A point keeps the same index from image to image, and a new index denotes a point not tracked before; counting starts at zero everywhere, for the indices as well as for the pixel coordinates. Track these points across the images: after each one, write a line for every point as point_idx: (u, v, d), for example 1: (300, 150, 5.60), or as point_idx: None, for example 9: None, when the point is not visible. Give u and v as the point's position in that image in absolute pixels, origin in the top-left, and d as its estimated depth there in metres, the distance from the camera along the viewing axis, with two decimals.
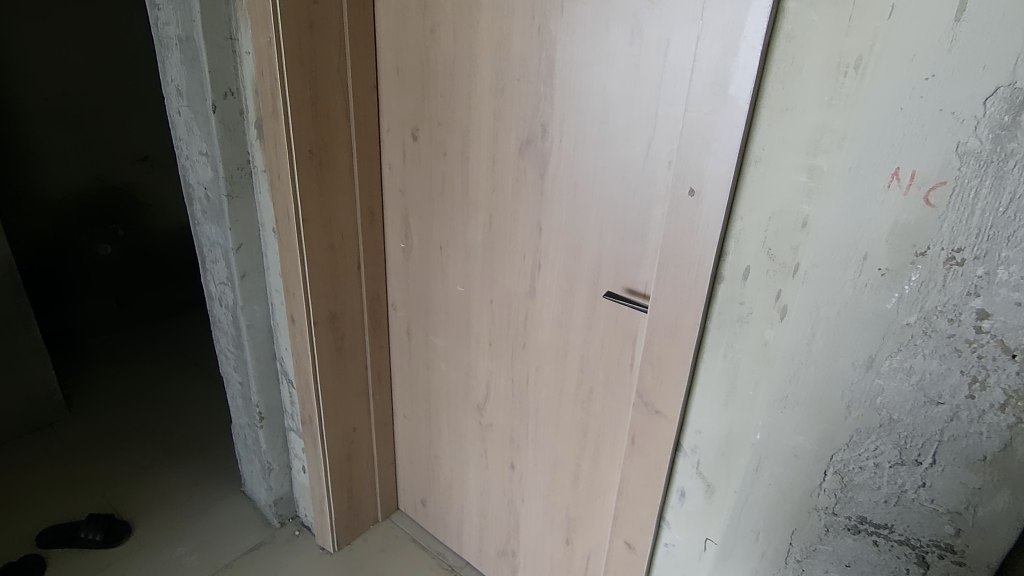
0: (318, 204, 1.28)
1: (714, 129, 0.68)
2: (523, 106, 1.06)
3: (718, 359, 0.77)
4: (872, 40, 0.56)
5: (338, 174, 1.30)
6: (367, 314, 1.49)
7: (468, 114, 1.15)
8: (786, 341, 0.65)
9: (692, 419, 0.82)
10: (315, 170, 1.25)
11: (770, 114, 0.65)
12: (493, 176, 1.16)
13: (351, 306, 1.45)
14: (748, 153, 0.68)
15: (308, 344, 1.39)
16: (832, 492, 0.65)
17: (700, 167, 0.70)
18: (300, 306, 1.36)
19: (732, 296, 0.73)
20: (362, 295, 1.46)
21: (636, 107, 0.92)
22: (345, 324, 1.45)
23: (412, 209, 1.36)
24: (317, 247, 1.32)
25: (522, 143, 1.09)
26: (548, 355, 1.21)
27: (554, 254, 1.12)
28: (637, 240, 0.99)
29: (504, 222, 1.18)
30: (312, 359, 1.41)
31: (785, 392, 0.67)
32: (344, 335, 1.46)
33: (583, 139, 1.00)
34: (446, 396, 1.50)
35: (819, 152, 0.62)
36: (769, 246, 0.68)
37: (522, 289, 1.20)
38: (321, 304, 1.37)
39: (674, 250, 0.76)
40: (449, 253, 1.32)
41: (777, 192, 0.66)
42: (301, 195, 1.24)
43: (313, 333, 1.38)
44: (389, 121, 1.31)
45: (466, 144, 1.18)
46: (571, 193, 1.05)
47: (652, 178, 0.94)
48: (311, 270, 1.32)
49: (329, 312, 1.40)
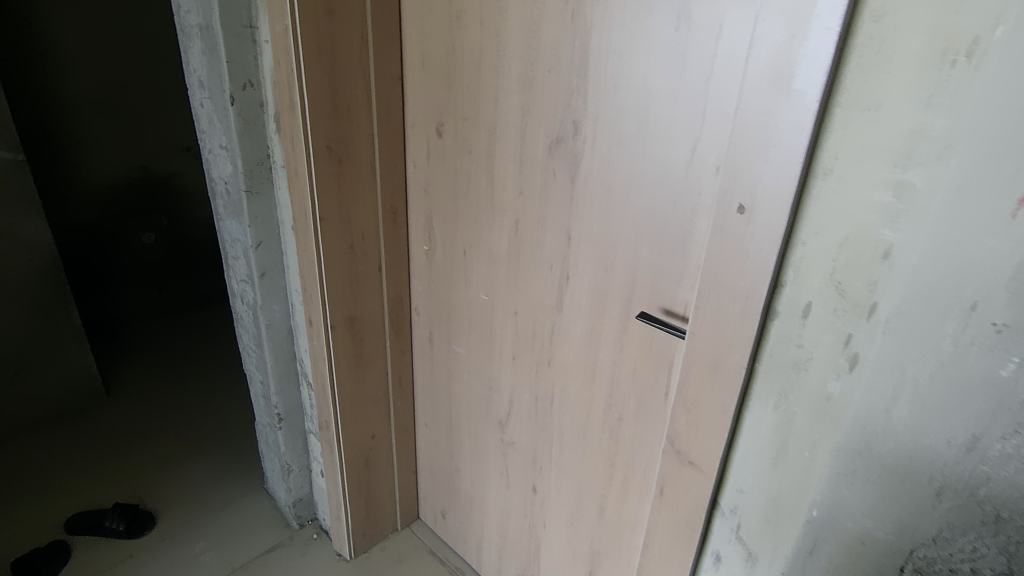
0: (336, 203, 1.21)
1: (772, 132, 0.56)
2: (553, 101, 0.95)
3: (768, 410, 0.65)
4: (994, 19, 0.44)
5: (359, 172, 1.23)
6: (388, 319, 1.42)
7: (495, 108, 1.05)
8: (859, 401, 0.57)
9: (733, 474, 0.70)
10: (334, 166, 1.18)
11: (847, 113, 0.52)
12: (519, 176, 1.06)
13: (372, 310, 1.38)
14: (815, 162, 0.55)
15: (326, 348, 1.33)
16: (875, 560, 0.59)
17: (753, 178, 0.58)
18: (317, 308, 1.29)
19: (787, 338, 0.61)
20: (383, 298, 1.39)
21: (683, 102, 0.80)
22: (364, 328, 1.38)
23: (436, 210, 1.27)
24: (336, 248, 1.25)
25: (551, 142, 0.98)
26: (574, 375, 1.11)
27: (584, 265, 1.01)
28: (679, 256, 0.87)
29: (532, 229, 1.07)
30: (328, 365, 1.35)
31: (852, 464, 0.59)
32: (364, 339, 1.40)
33: (620, 138, 0.88)
34: (467, 408, 1.42)
35: (911, 164, 0.49)
36: (838, 280, 0.56)
37: (548, 302, 1.10)
38: (339, 307, 1.31)
39: (717, 276, 0.64)
40: (472, 259, 1.23)
41: (853, 213, 0.54)
42: (317, 194, 1.18)
43: (330, 337, 1.32)
44: (414, 115, 1.23)
45: (492, 141, 1.08)
46: (604, 199, 0.94)
47: (696, 186, 0.82)
48: (328, 272, 1.26)
49: (347, 315, 1.33)
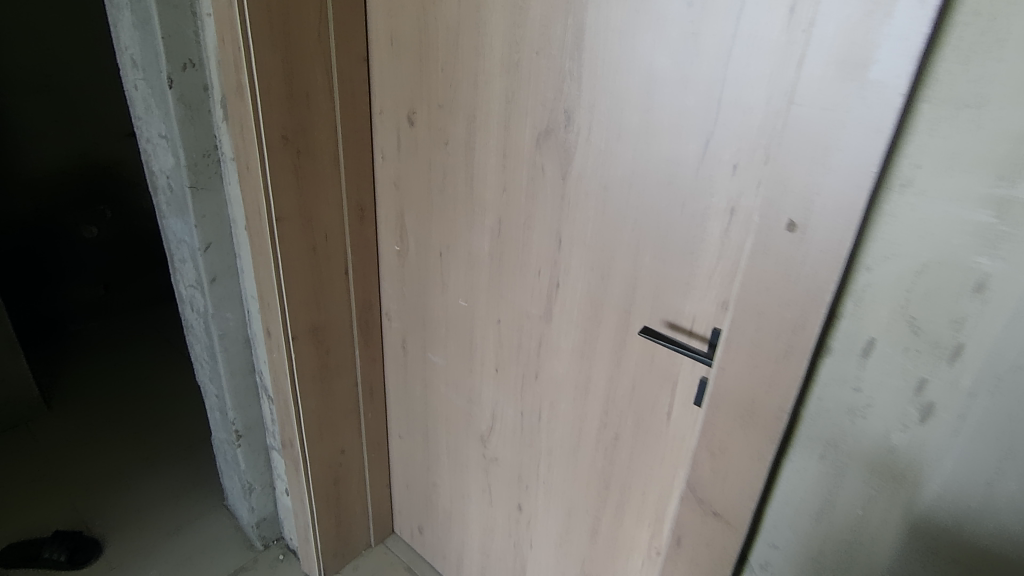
0: (294, 201, 1.08)
1: (838, 135, 0.52)
2: (542, 87, 0.84)
3: (815, 454, 0.63)
4: None
5: (321, 166, 1.09)
6: (356, 326, 1.30)
7: (475, 95, 0.93)
8: (939, 446, 0.54)
9: (775, 505, 0.68)
10: (291, 160, 1.04)
11: (927, 138, 0.49)
12: (503, 172, 0.95)
13: (338, 317, 1.25)
14: (883, 192, 0.52)
15: (288, 361, 1.21)
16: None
17: (812, 181, 0.54)
18: (277, 318, 1.16)
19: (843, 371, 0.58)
20: (351, 303, 1.27)
21: (695, 91, 0.69)
22: (330, 338, 1.26)
23: (408, 207, 1.15)
24: (296, 251, 1.12)
25: (540, 134, 0.87)
26: (565, 390, 1.01)
27: (577, 272, 0.91)
28: (686, 265, 0.78)
29: (517, 232, 0.97)
30: (291, 378, 1.23)
31: (928, 509, 0.57)
32: (330, 349, 1.27)
33: (621, 131, 0.78)
34: (445, 421, 1.31)
35: (1006, 194, 0.46)
36: (908, 315, 0.53)
37: (536, 311, 1.00)
38: (301, 316, 1.18)
39: (771, 293, 0.60)
40: (450, 262, 1.11)
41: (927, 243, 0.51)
42: (273, 192, 1.04)
43: (292, 349, 1.19)
44: (382, 102, 1.09)
45: (471, 133, 0.96)
46: (601, 200, 0.83)
47: (709, 187, 0.72)
48: (288, 279, 1.13)
49: (311, 324, 1.21)
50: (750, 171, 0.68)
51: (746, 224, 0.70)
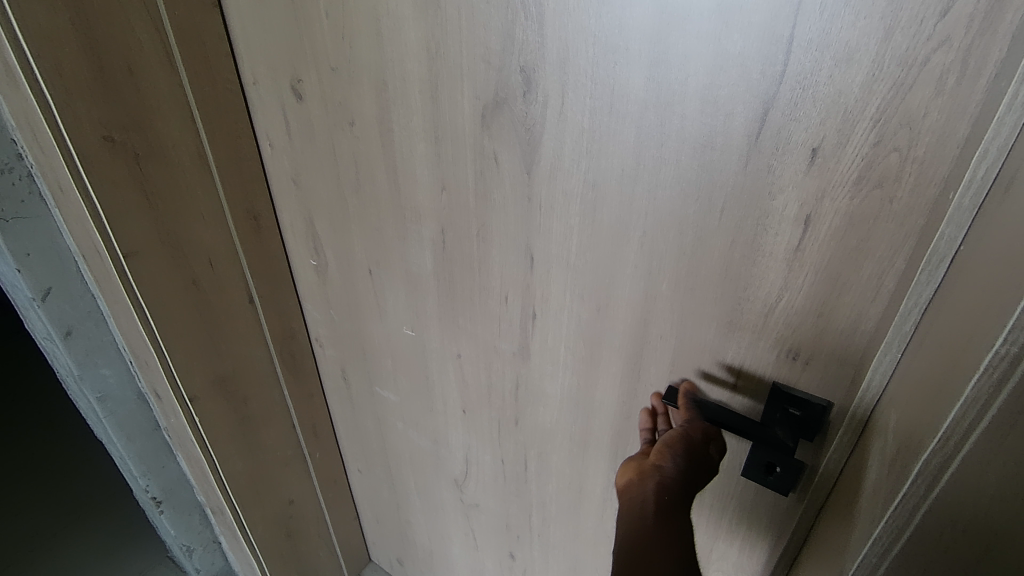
0: (148, 222, 0.80)
1: None
2: (482, 34, 0.53)
3: None
4: None
5: (179, 170, 0.81)
6: (277, 359, 1.03)
7: (383, 53, 0.61)
8: None
9: None
10: (126, 169, 0.76)
11: None
12: (438, 165, 0.65)
13: (250, 358, 0.99)
14: None
15: (190, 425, 0.94)
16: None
17: None
18: (161, 377, 0.90)
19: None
20: (263, 333, 0.99)
21: (746, 27, 0.41)
22: (243, 384, 1.00)
23: (316, 211, 0.84)
24: (165, 290, 0.85)
25: (485, 108, 0.57)
26: (557, 441, 0.77)
27: (561, 301, 0.64)
28: (727, 297, 0.52)
29: (470, 247, 0.68)
30: (200, 445, 0.96)
31: None
32: (247, 397, 1.01)
33: (617, 97, 0.48)
34: (410, 461, 1.06)
35: None
36: None
37: (508, 347, 0.73)
38: (195, 368, 0.91)
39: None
40: (383, 282, 0.82)
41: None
42: (107, 217, 0.76)
43: (192, 411, 0.93)
44: (254, 65, 0.75)
45: (386, 109, 0.65)
46: (588, 204, 0.55)
47: (766, 184, 0.45)
48: (162, 327, 0.85)
49: (213, 376, 0.95)
50: (844, 157, 0.41)
51: (830, 241, 0.44)
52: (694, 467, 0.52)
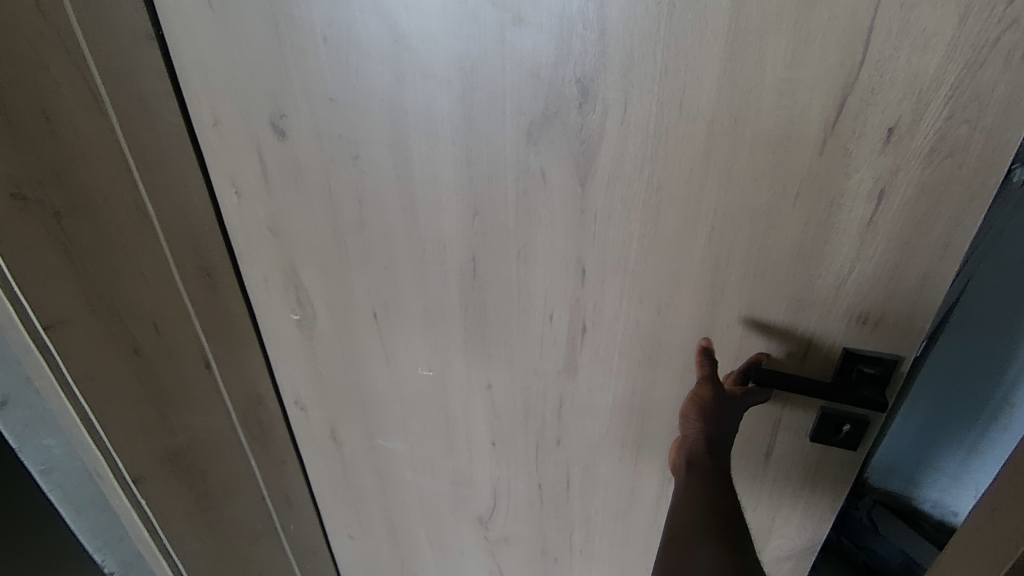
0: (75, 278, 0.64)
1: None
2: (530, 45, 0.51)
3: None
4: None
5: (109, 215, 0.67)
6: (244, 431, 0.91)
7: (401, 78, 0.57)
8: None
9: None
10: (40, 215, 0.60)
11: None
12: (470, 189, 0.61)
13: (212, 429, 0.85)
14: None
15: (135, 509, 0.76)
16: (879, 495, 1.07)
17: None
18: (97, 465, 0.72)
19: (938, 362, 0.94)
20: (225, 404, 0.87)
21: (826, 22, 0.43)
22: (203, 456, 0.85)
23: (302, 259, 0.75)
24: (100, 363, 0.69)
25: (533, 123, 0.55)
26: (605, 451, 0.76)
27: (617, 310, 0.64)
28: (798, 276, 0.55)
29: (506, 269, 0.65)
30: (150, 533, 0.78)
31: None
32: (210, 472, 0.86)
33: (687, 97, 0.49)
34: (420, 511, 0.99)
35: None
36: None
37: (551, 365, 0.71)
38: (142, 449, 0.75)
39: None
40: (392, 322, 0.76)
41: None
42: (17, 276, 0.59)
43: (138, 494, 0.75)
44: (217, 105, 0.66)
45: (403, 136, 0.60)
46: (651, 207, 0.56)
47: (842, 165, 0.48)
48: (99, 406, 0.69)
49: (167, 451, 0.79)
50: (918, 133, 0.45)
51: (903, 210, 0.49)
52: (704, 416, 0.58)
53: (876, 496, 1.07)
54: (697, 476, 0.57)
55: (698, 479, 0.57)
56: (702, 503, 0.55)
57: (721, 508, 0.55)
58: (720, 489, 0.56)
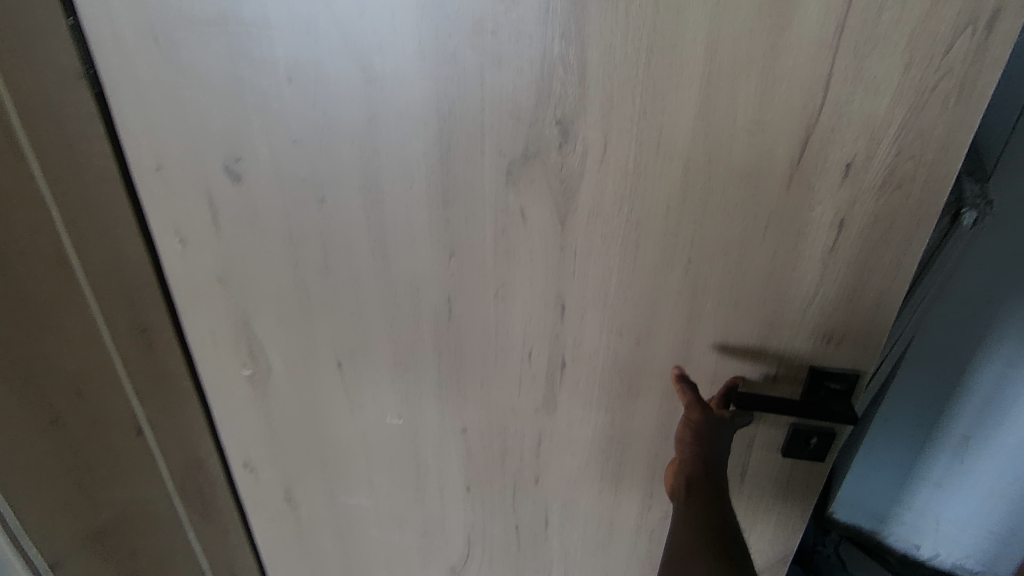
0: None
1: None
2: (510, 87, 0.52)
3: None
4: None
5: (25, 270, 0.57)
6: (184, 501, 0.82)
7: (373, 120, 0.55)
8: None
9: None
10: None
11: None
12: (447, 230, 0.60)
13: (148, 501, 0.76)
14: None
15: None
16: (844, 529, 1.17)
17: None
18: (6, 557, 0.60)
19: (908, 406, 1.00)
20: (163, 473, 0.78)
21: (791, 69, 0.47)
22: (136, 533, 0.74)
23: (257, 309, 0.70)
24: (11, 439, 0.58)
25: (513, 163, 0.55)
26: (584, 485, 0.76)
27: (596, 343, 0.64)
28: (769, 302, 0.58)
29: (484, 309, 0.64)
30: None
31: None
32: (143, 553, 0.76)
33: (664, 138, 0.52)
34: (386, 568, 0.93)
35: None
36: None
37: (530, 403, 0.70)
38: (62, 531, 0.65)
39: None
40: (358, 370, 0.72)
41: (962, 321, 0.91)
42: None
43: None
44: (160, 148, 0.61)
45: (375, 178, 0.58)
46: (630, 242, 0.57)
47: (807, 198, 0.52)
48: (11, 487, 0.59)
49: (92, 532, 0.68)
50: (872, 168, 0.50)
51: (860, 237, 0.53)
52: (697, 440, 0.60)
53: (841, 530, 1.17)
54: (695, 498, 0.59)
55: (700, 500, 0.58)
56: (703, 522, 0.56)
57: (729, 528, 0.57)
58: (718, 508, 0.58)
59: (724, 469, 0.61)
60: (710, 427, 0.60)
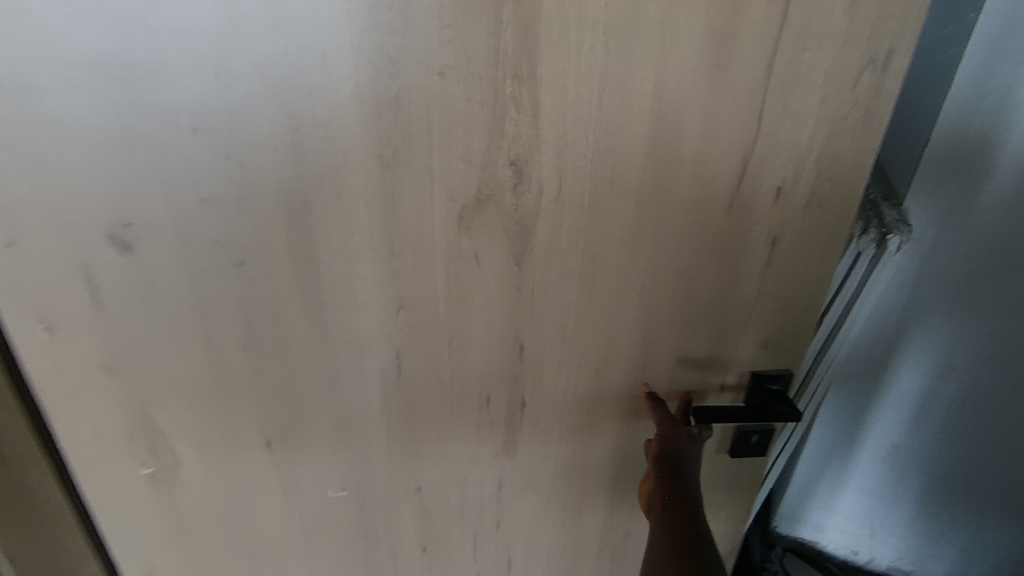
0: None
1: None
2: (461, 130, 0.48)
3: None
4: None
5: None
6: None
7: (303, 169, 0.49)
8: None
9: None
10: None
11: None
12: (394, 283, 0.55)
13: None
14: None
15: None
16: (788, 542, 1.14)
17: None
18: None
19: (852, 429, 0.98)
20: None
21: (729, 104, 0.50)
22: None
23: (160, 395, 0.59)
24: None
25: (465, 207, 0.52)
26: (547, 522, 0.74)
27: (555, 379, 0.63)
28: (714, 318, 0.61)
29: (437, 361, 0.60)
30: None
31: None
32: None
33: (616, 173, 0.52)
34: None
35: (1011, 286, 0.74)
36: None
37: (488, 449, 0.67)
38: None
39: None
40: (293, 445, 0.63)
41: (885, 336, 0.88)
42: None
43: None
44: (18, 217, 0.49)
45: (308, 234, 0.52)
46: (587, 276, 0.57)
47: (745, 220, 0.56)
48: None
49: None
50: (798, 190, 0.54)
51: (789, 252, 0.58)
52: (667, 456, 0.61)
53: (785, 543, 1.14)
54: (668, 515, 0.59)
55: (672, 517, 0.59)
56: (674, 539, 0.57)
57: (706, 541, 0.57)
58: (689, 522, 0.58)
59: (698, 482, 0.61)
60: (679, 442, 0.61)
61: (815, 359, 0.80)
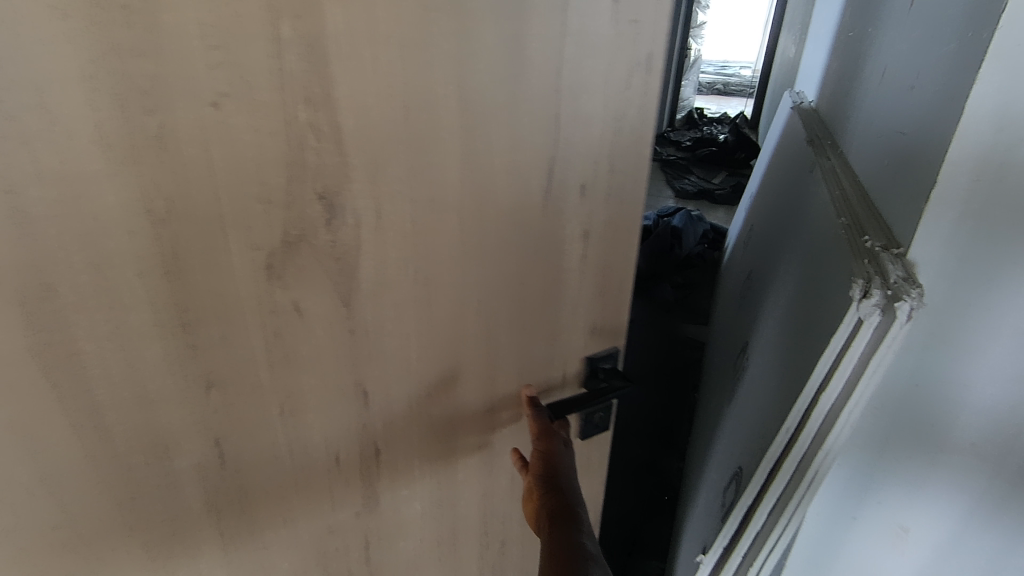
0: None
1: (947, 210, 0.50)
2: (252, 168, 0.41)
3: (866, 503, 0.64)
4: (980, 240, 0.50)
5: None
6: None
7: (36, 244, 0.37)
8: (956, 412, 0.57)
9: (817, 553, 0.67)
10: None
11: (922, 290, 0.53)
12: (195, 359, 0.45)
13: None
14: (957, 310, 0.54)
15: None
16: None
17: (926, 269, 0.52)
18: None
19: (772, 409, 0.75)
20: None
21: (530, 112, 0.50)
22: None
23: None
24: None
25: (272, 254, 0.45)
26: (424, 561, 0.70)
27: (406, 416, 0.59)
28: (547, 316, 0.62)
29: (268, 434, 0.51)
30: None
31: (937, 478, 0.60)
32: None
33: (435, 192, 0.49)
34: None
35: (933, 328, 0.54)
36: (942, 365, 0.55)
37: (346, 509, 0.60)
38: None
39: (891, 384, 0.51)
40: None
41: (879, 417, 0.60)
42: None
43: None
44: None
45: (59, 323, 0.40)
46: (421, 302, 0.54)
47: (559, 221, 0.57)
48: None
49: None
50: (600, 186, 0.58)
51: (601, 243, 0.61)
52: (546, 472, 0.61)
53: None
54: (553, 530, 0.57)
55: (556, 530, 0.57)
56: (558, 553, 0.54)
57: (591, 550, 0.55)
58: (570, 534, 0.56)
59: (577, 493, 0.61)
60: (553, 455, 0.62)
61: (798, 444, 0.58)
